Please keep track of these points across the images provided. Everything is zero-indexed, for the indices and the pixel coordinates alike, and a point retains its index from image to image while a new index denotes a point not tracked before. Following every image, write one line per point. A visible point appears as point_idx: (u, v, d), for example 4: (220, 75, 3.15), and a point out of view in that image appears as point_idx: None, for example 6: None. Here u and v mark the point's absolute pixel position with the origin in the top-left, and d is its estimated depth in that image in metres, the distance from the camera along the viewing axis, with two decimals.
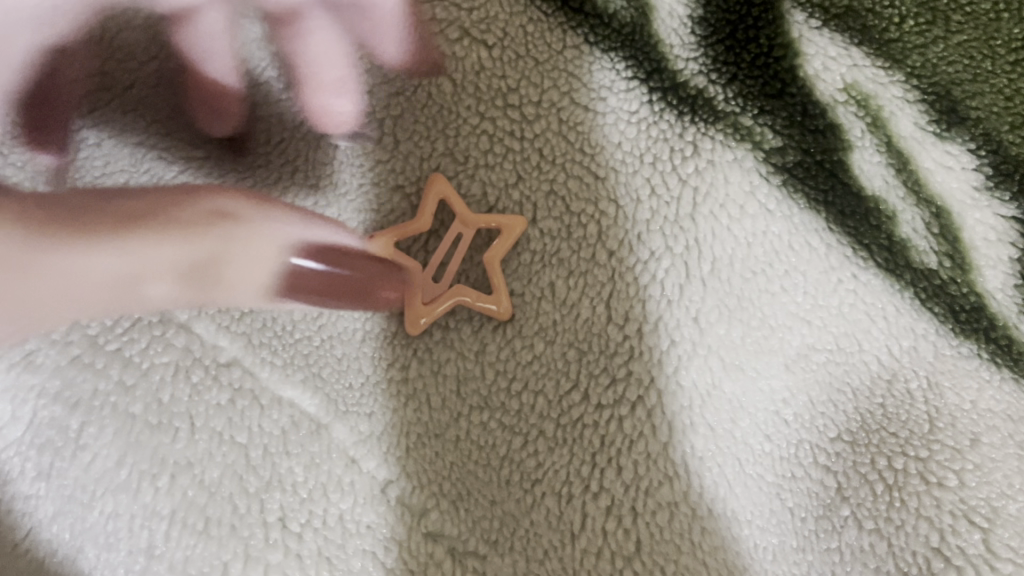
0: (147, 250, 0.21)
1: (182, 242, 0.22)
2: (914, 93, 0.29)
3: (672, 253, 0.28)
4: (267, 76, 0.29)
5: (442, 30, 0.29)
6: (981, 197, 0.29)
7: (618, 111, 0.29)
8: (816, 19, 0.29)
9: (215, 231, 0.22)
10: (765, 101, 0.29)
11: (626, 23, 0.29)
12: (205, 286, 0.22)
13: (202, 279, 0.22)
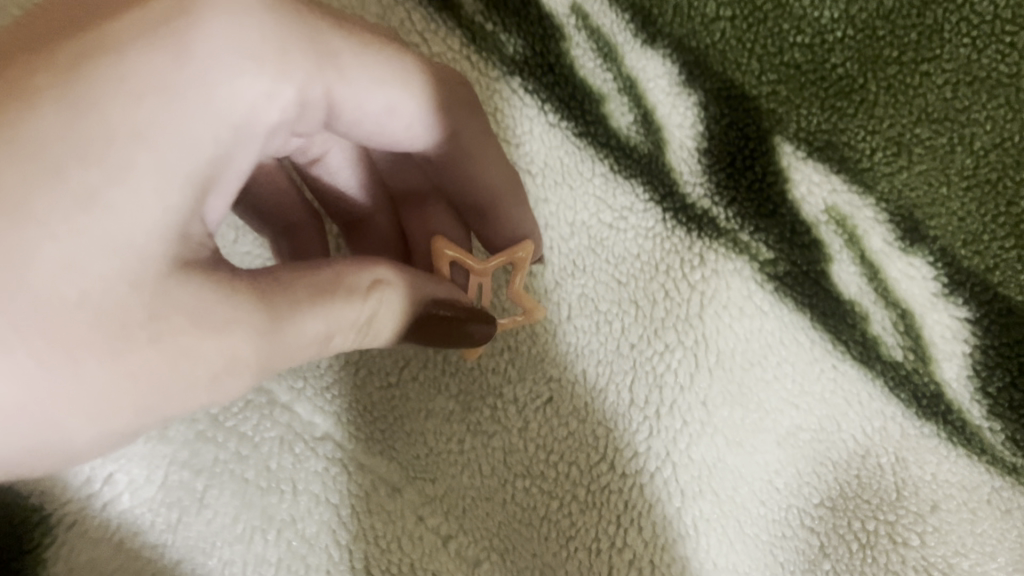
0: (314, 319, 0.24)
1: (354, 305, 0.25)
2: (883, 214, 0.35)
3: (683, 346, 0.34)
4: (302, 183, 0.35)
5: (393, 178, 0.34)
6: (938, 301, 0.35)
7: (638, 227, 0.35)
8: (801, 151, 0.35)
9: (362, 291, 0.26)
10: (760, 220, 0.35)
11: (644, 153, 0.36)
12: (375, 323, 0.26)
13: (374, 325, 0.26)
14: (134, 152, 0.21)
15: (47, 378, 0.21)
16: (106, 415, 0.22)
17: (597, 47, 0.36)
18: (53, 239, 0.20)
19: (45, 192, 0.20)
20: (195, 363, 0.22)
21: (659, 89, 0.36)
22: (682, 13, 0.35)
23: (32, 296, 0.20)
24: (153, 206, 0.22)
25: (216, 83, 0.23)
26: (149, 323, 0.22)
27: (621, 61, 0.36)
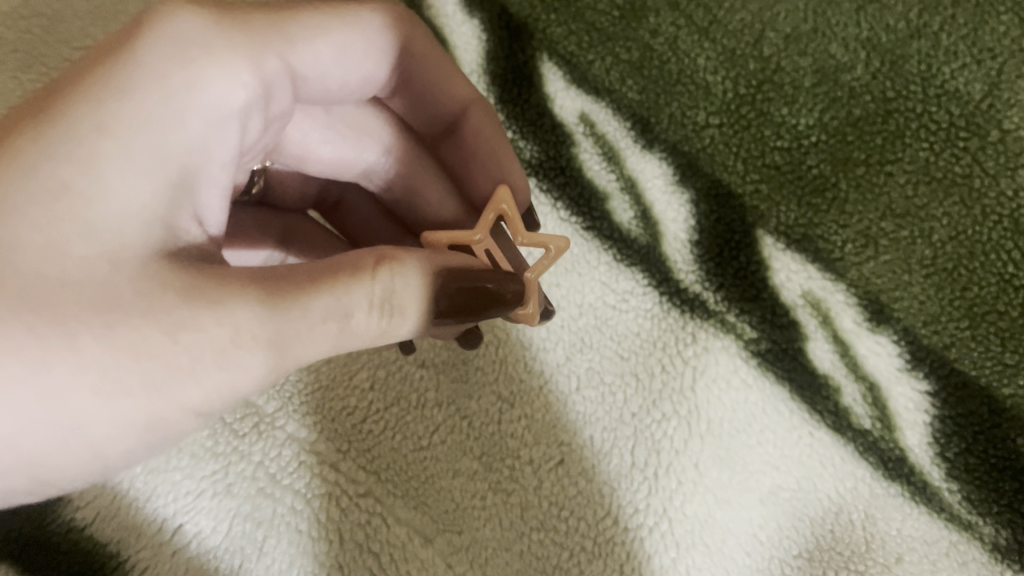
0: (319, 295, 0.26)
1: (358, 280, 0.27)
2: (853, 298, 0.40)
3: (678, 414, 0.39)
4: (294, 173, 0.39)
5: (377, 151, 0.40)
6: (902, 376, 0.39)
7: (638, 309, 0.40)
8: (781, 243, 0.41)
9: (371, 270, 0.27)
10: (745, 303, 0.40)
11: (643, 244, 0.41)
12: (398, 298, 0.27)
13: (394, 300, 0.27)
14: (99, 142, 0.25)
15: (43, 358, 0.23)
16: (109, 392, 0.24)
17: (603, 151, 0.42)
18: (48, 235, 0.24)
19: (31, 192, 0.24)
20: (192, 334, 0.24)
21: (656, 189, 0.42)
22: (677, 123, 0.42)
23: (30, 289, 0.23)
24: (126, 194, 0.25)
25: (164, 76, 0.26)
26: (138, 299, 0.24)
27: (624, 164, 0.42)
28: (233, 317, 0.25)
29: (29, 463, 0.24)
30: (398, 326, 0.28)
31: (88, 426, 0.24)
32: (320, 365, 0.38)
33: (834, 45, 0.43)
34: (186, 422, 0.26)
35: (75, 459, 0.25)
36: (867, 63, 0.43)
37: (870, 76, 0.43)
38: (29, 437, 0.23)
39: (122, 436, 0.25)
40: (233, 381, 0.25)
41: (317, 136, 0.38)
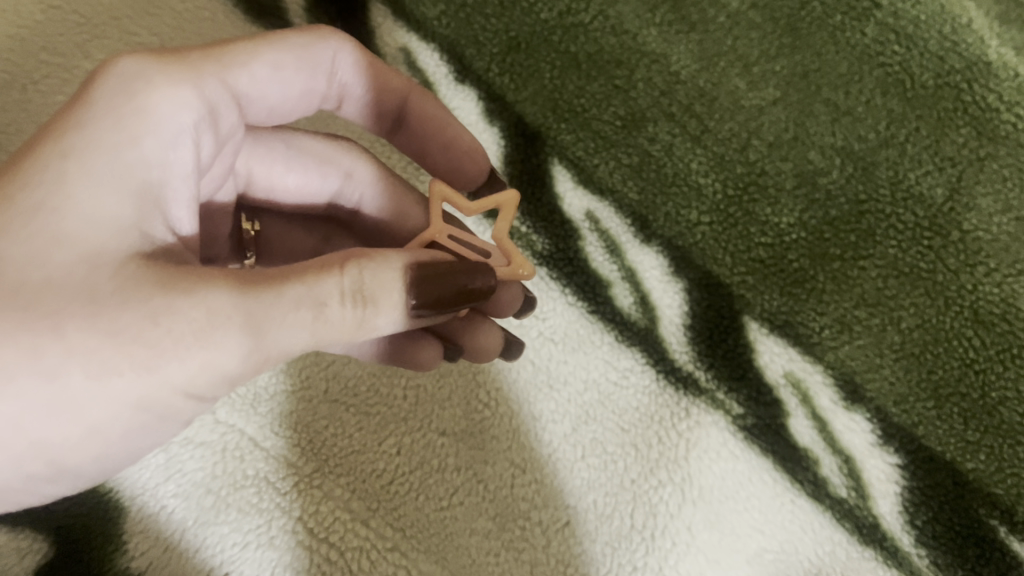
0: (291, 287, 0.29)
1: (328, 275, 0.30)
2: (830, 378, 0.45)
3: (672, 481, 0.43)
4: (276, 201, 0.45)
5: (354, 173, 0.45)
6: (874, 449, 0.44)
7: (637, 385, 0.45)
8: (765, 327, 0.46)
9: (340, 266, 0.30)
10: (732, 381, 0.45)
11: (642, 326, 0.46)
12: (373, 289, 0.31)
13: (365, 291, 0.30)
14: (64, 167, 0.29)
15: (32, 342, 0.26)
16: (98, 375, 0.27)
17: (606, 245, 0.48)
18: (30, 245, 0.27)
19: (9, 214, 0.28)
20: (171, 318, 0.27)
21: (654, 278, 0.47)
22: (673, 220, 0.48)
23: (17, 290, 0.27)
24: (96, 208, 0.29)
25: (115, 105, 0.30)
26: (117, 294, 0.27)
27: (625, 256, 0.47)
28: (212, 305, 0.28)
29: (36, 443, 0.27)
30: (374, 317, 0.31)
31: (84, 408, 0.27)
32: (352, 431, 0.42)
33: (812, 151, 0.49)
34: (174, 402, 0.29)
35: (75, 437, 0.28)
36: (841, 168, 0.48)
37: (843, 179, 0.48)
38: (30, 417, 0.27)
39: (115, 416, 0.28)
40: (214, 364, 0.28)
41: (281, 168, 0.43)
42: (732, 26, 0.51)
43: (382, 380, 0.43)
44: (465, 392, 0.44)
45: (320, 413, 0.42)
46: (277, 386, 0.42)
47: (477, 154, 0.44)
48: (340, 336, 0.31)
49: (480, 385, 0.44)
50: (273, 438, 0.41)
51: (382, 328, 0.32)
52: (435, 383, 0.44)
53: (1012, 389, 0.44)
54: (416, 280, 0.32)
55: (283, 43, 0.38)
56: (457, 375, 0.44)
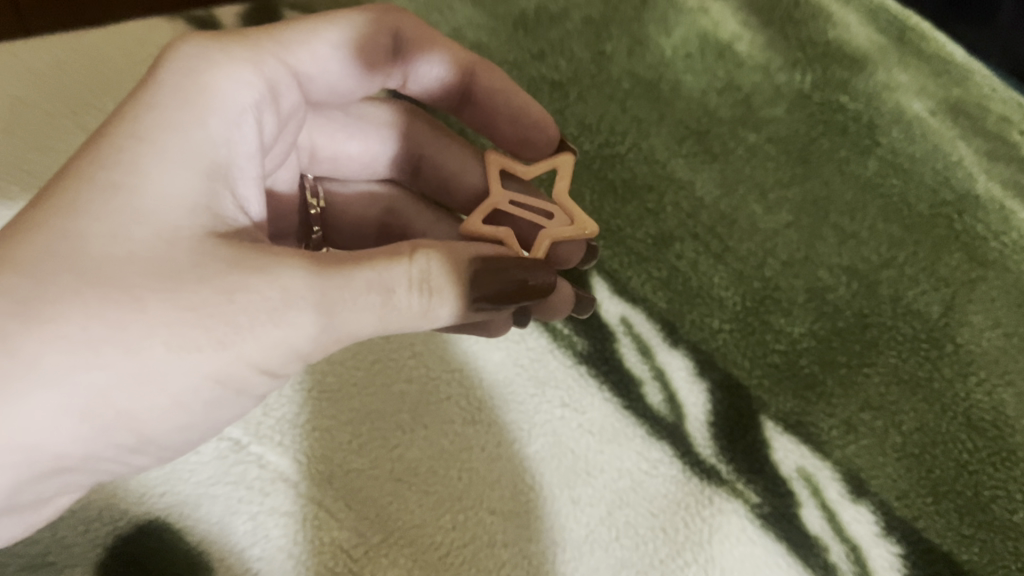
0: (363, 271, 0.36)
1: (399, 262, 0.37)
2: (838, 474, 0.50)
3: (697, 560, 0.48)
4: (338, 168, 0.56)
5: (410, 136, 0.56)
6: (878, 540, 0.49)
7: (666, 473, 0.51)
8: (780, 426, 0.52)
9: (410, 255, 0.37)
10: (750, 474, 0.50)
11: (670, 420, 0.52)
12: (442, 278, 0.37)
13: (428, 278, 0.37)
14: (141, 145, 0.36)
15: (118, 316, 0.32)
16: (179, 349, 0.33)
17: (638, 347, 0.54)
18: (112, 222, 0.34)
19: (92, 192, 0.34)
20: (245, 294, 0.34)
21: (681, 378, 0.53)
22: (697, 327, 0.54)
23: (99, 261, 0.33)
24: (170, 181, 0.35)
25: (184, 77, 0.38)
26: (193, 267, 0.34)
27: (655, 358, 0.54)
28: (282, 284, 0.34)
29: (125, 411, 0.33)
30: (438, 306, 0.37)
31: (166, 379, 0.33)
32: (413, 507, 0.48)
33: (821, 270, 0.55)
34: (245, 373, 0.35)
35: (158, 407, 0.34)
36: (846, 284, 0.55)
37: (850, 296, 0.55)
38: (120, 388, 0.32)
39: (194, 384, 0.34)
40: (282, 336, 0.35)
41: (342, 136, 0.54)
42: (750, 157, 0.59)
43: (441, 464, 0.49)
44: (513, 476, 0.50)
45: (387, 492, 0.48)
46: (349, 465, 0.48)
47: (540, 126, 0.53)
48: (406, 319, 0.37)
49: (527, 470, 0.50)
50: (345, 511, 0.47)
51: (448, 313, 0.38)
52: (487, 467, 0.50)
53: (1003, 489, 0.49)
54: (480, 273, 0.38)
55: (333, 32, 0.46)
56: (505, 459, 0.50)
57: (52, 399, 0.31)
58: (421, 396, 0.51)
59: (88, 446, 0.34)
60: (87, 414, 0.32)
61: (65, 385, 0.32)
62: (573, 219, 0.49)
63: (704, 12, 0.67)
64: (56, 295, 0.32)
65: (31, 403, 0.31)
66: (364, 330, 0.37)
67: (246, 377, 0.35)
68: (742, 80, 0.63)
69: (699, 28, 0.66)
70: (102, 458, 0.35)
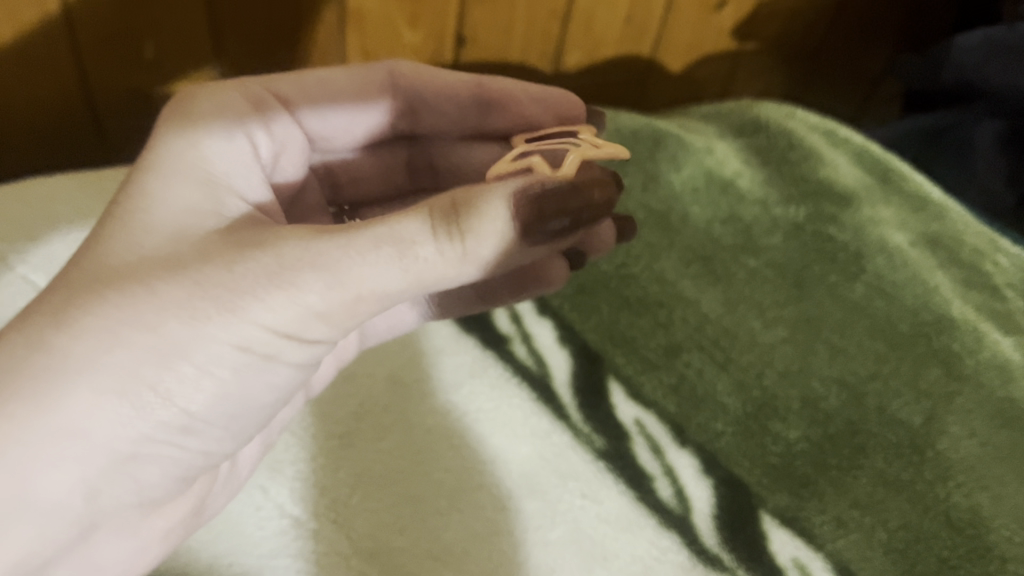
0: (376, 230, 0.42)
1: (422, 215, 0.42)
2: (829, 566, 0.56)
3: None
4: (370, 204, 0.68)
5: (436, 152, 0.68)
6: None
7: (676, 559, 0.56)
8: (776, 520, 0.58)
9: (434, 213, 0.42)
10: (750, 562, 0.56)
11: (679, 513, 0.58)
12: (476, 210, 0.41)
13: (450, 222, 0.41)
14: (143, 175, 0.46)
15: (133, 305, 0.41)
16: (191, 321, 0.41)
17: (651, 446, 0.61)
18: (122, 238, 0.43)
19: (109, 222, 0.44)
20: (235, 266, 0.41)
21: (688, 475, 0.60)
22: (703, 429, 0.61)
23: (115, 266, 0.42)
24: (171, 196, 0.45)
25: (178, 118, 0.49)
26: (194, 253, 0.42)
27: (666, 457, 0.61)
28: (278, 248, 0.42)
29: (158, 390, 0.41)
30: (468, 249, 0.41)
31: (185, 349, 0.41)
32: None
33: (814, 381, 0.61)
34: (262, 336, 0.42)
35: (190, 376, 0.42)
36: (837, 394, 0.61)
37: (839, 405, 0.60)
38: (145, 367, 0.40)
39: (213, 351, 0.42)
40: (279, 295, 0.41)
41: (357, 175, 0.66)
42: (750, 279, 0.68)
43: (472, 543, 0.55)
44: (539, 556, 0.55)
45: (426, 566, 0.53)
46: (392, 543, 0.54)
47: (563, 99, 0.66)
48: (435, 266, 0.41)
49: (550, 554, 0.55)
50: None
51: (496, 248, 0.42)
52: (514, 548, 0.55)
53: None
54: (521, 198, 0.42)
55: (315, 91, 0.58)
56: (529, 542, 0.55)
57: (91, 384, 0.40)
58: (458, 484, 0.57)
59: (135, 429, 0.41)
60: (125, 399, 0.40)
61: (98, 375, 0.40)
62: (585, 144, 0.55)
63: (710, 154, 0.77)
64: (89, 302, 0.41)
65: (73, 393, 0.40)
66: (391, 287, 0.42)
67: (263, 340, 0.43)
68: (743, 211, 0.72)
69: (705, 166, 0.75)
70: (155, 444, 0.43)
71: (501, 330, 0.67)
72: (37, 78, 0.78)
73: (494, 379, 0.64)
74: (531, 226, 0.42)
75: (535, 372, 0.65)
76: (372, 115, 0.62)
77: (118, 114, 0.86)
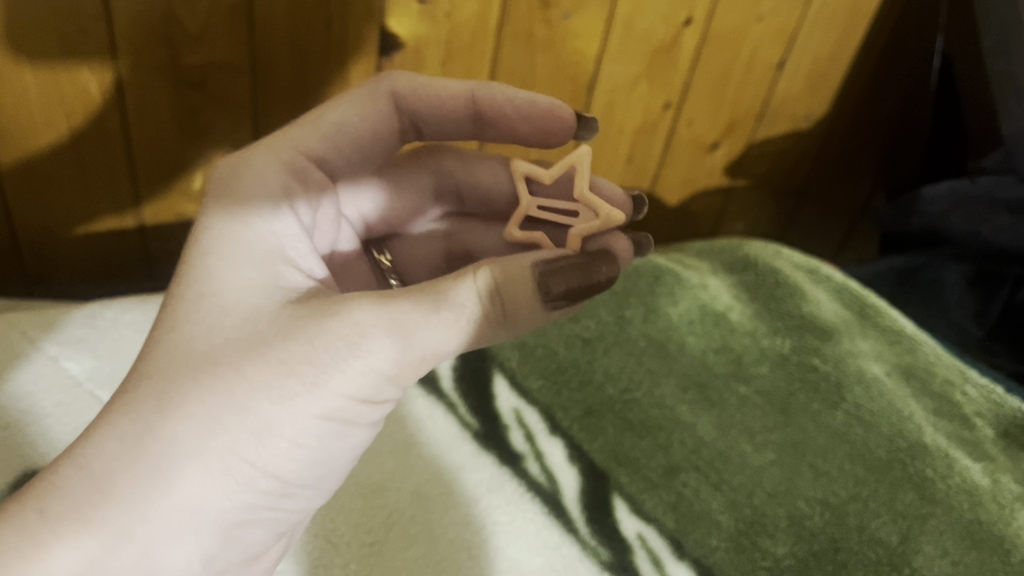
0: (430, 295, 0.51)
1: (468, 282, 0.52)
2: None
3: None
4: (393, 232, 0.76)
5: (442, 174, 0.76)
6: None
7: None
8: None
9: (475, 276, 0.52)
10: None
11: None
12: (514, 285, 0.53)
13: (492, 289, 0.52)
14: (213, 257, 0.51)
15: (223, 387, 0.47)
16: (279, 399, 0.47)
17: (652, 559, 0.67)
18: (205, 325, 0.49)
19: (185, 306, 0.50)
20: (315, 345, 0.48)
21: None
22: (698, 545, 0.67)
23: (203, 354, 0.48)
24: (243, 277, 0.51)
25: (225, 199, 0.55)
26: (273, 331, 0.48)
27: (664, 568, 0.66)
28: (352, 319, 0.48)
29: (255, 463, 0.48)
30: (512, 312, 0.52)
31: (275, 424, 0.48)
32: None
33: (800, 501, 0.67)
34: (342, 404, 0.49)
35: (280, 448, 0.48)
36: (820, 513, 0.67)
37: (823, 523, 0.66)
38: (243, 445, 0.47)
39: (301, 422, 0.48)
40: (359, 370, 0.48)
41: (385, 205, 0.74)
42: (741, 405, 0.75)
43: None
44: None
45: None
46: None
47: (551, 107, 0.67)
48: (487, 329, 0.52)
49: None
50: None
51: (528, 310, 0.53)
52: None
53: None
54: (543, 277, 0.53)
55: (325, 119, 0.64)
56: None
57: (201, 470, 0.46)
58: None
59: (239, 499, 0.48)
60: (231, 477, 0.47)
61: (203, 457, 0.46)
62: (597, 213, 0.65)
63: (704, 290, 0.86)
64: (191, 396, 0.47)
65: (184, 478, 0.46)
66: (448, 344, 0.51)
67: (345, 408, 0.50)
68: (734, 342, 0.80)
69: (699, 300, 0.84)
70: (260, 508, 0.50)
71: (517, 448, 0.74)
72: (96, 201, 0.87)
73: (512, 493, 0.70)
74: (553, 296, 0.53)
75: (547, 488, 0.71)
76: (388, 145, 0.69)
77: (165, 238, 0.94)
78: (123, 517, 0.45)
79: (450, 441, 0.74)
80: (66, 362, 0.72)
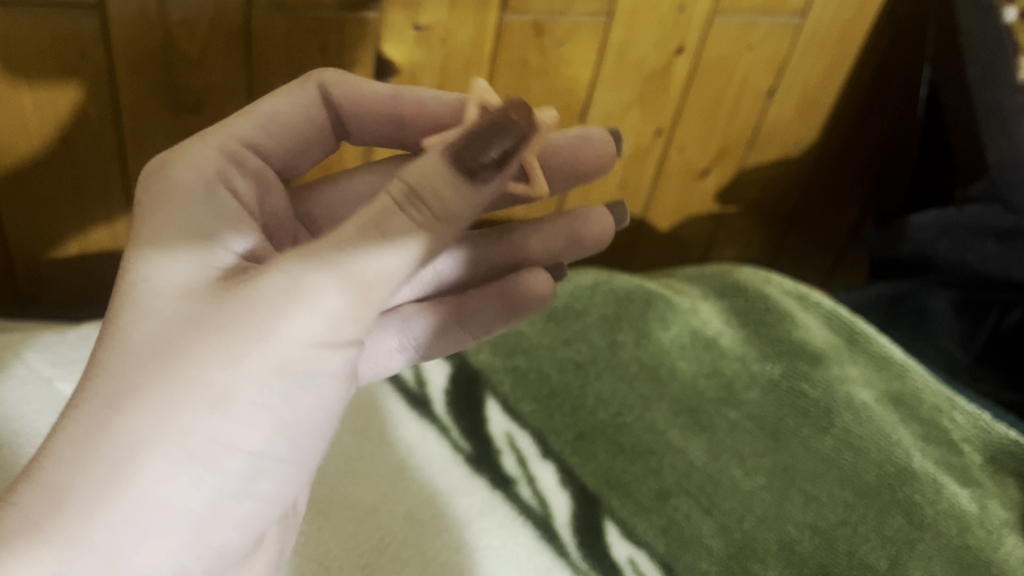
0: (359, 217, 0.48)
1: (385, 193, 0.48)
2: None
3: None
4: None
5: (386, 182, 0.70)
6: None
7: None
8: None
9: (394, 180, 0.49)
10: None
11: None
12: (427, 181, 0.48)
13: (408, 192, 0.48)
14: (144, 247, 0.51)
15: (167, 367, 0.46)
16: (227, 364, 0.47)
17: None
18: (141, 314, 0.48)
19: (121, 300, 0.49)
20: (252, 302, 0.47)
21: None
22: (689, 568, 0.67)
23: (144, 340, 0.47)
24: (177, 259, 0.50)
25: (154, 194, 0.54)
26: (212, 302, 0.48)
27: None
28: (284, 267, 0.47)
29: (214, 436, 0.47)
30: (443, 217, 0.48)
31: (228, 392, 0.47)
32: None
33: (790, 525, 0.68)
34: (296, 355, 0.48)
35: (240, 415, 0.47)
36: (810, 538, 0.67)
37: (813, 547, 0.67)
38: (199, 419, 0.46)
39: (255, 383, 0.47)
40: (300, 313, 0.47)
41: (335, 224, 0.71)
42: (732, 430, 0.75)
43: None
44: None
45: None
46: None
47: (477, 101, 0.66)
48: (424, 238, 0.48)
49: None
50: None
51: (450, 201, 0.48)
52: None
53: None
54: (456, 156, 0.47)
55: (259, 114, 0.62)
56: None
57: (158, 453, 0.46)
58: None
59: (206, 476, 0.47)
60: (189, 455, 0.46)
61: (157, 441, 0.46)
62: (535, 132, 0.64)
63: (695, 314, 0.86)
64: (139, 384, 0.46)
65: (141, 466, 0.45)
66: (395, 264, 0.48)
67: (302, 358, 0.48)
68: (725, 367, 0.81)
69: (690, 325, 0.84)
70: (235, 489, 0.49)
71: (508, 471, 0.74)
72: (90, 222, 0.88)
73: (504, 516, 0.70)
74: (479, 167, 0.47)
75: (538, 513, 0.71)
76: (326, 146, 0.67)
77: None
78: (84, 521, 0.45)
79: (441, 464, 0.74)
80: (59, 384, 0.72)
